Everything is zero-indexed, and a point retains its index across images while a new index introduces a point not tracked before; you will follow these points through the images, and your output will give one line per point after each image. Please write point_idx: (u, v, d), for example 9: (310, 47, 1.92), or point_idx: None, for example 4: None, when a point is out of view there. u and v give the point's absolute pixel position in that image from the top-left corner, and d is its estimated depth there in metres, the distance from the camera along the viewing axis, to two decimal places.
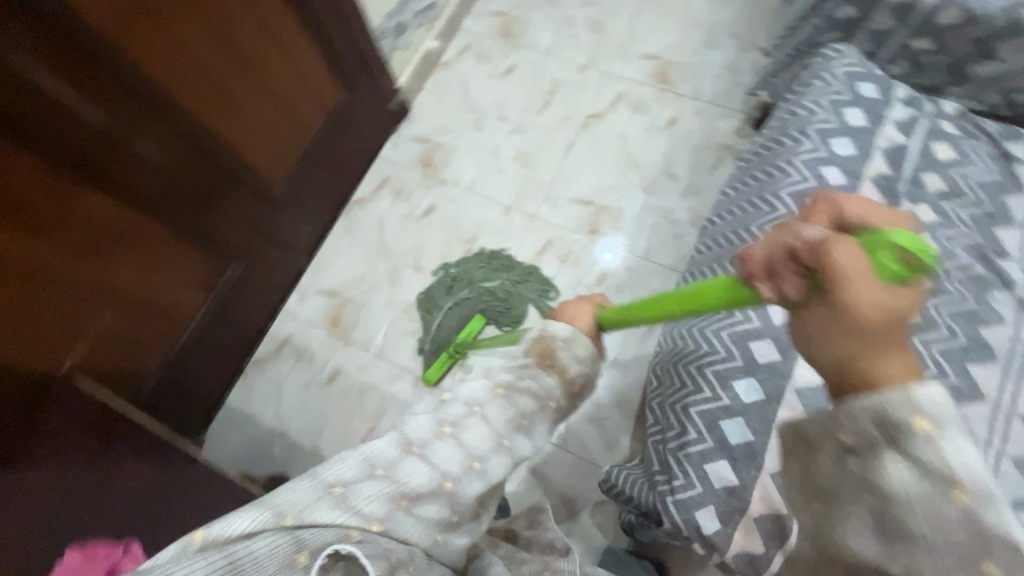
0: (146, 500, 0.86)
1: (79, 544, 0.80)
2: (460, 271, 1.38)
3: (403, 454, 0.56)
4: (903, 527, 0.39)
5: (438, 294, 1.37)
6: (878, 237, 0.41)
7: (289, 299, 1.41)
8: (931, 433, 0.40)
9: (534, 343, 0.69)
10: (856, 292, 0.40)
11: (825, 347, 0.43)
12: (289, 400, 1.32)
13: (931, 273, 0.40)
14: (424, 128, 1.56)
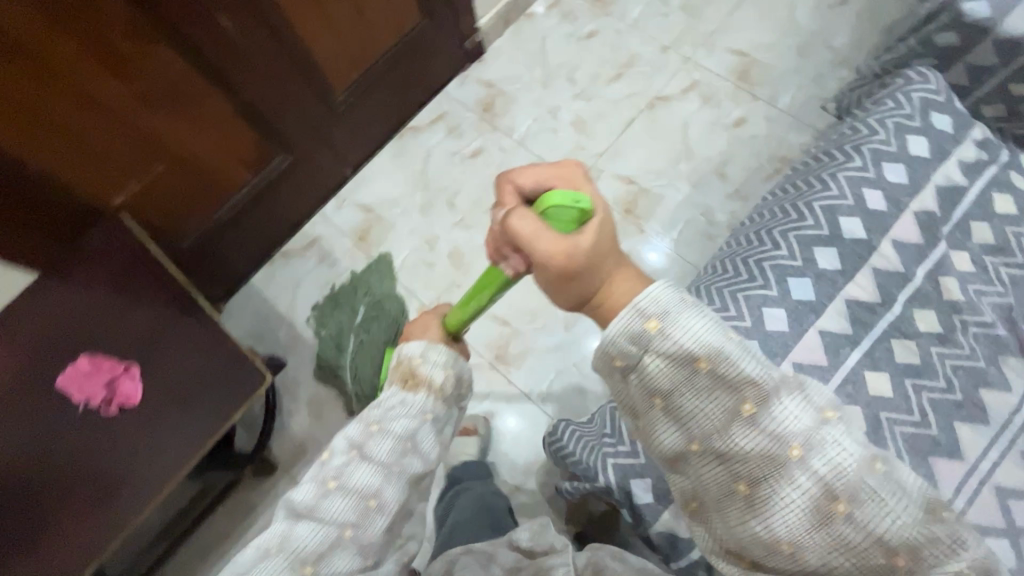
0: (152, 331, 0.96)
1: (92, 353, 0.94)
2: (327, 335, 1.36)
3: (294, 523, 0.54)
4: (688, 415, 0.48)
5: (330, 358, 1.33)
6: (544, 201, 0.48)
7: (328, 204, 1.48)
8: (666, 326, 0.47)
9: (392, 375, 0.62)
10: (541, 248, 0.47)
11: (563, 299, 0.50)
12: (303, 295, 1.41)
13: (591, 215, 0.47)
14: (493, 73, 1.57)
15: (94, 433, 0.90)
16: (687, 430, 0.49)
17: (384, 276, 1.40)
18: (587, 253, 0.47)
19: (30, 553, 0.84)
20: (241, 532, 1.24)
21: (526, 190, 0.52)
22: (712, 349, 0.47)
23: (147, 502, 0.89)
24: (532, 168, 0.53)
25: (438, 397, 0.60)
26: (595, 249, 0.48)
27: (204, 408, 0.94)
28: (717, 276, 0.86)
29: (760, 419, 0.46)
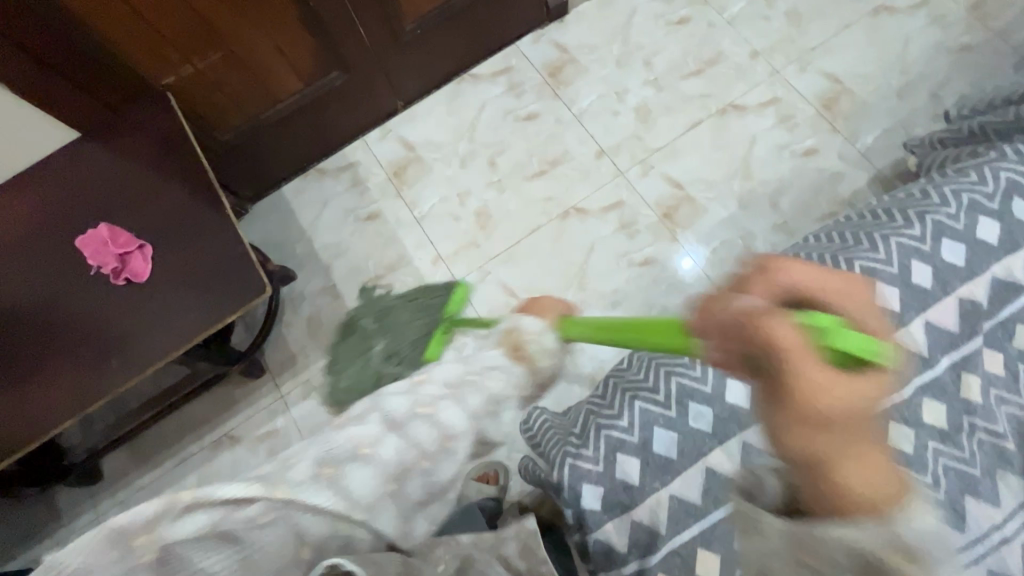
0: (173, 215, 0.98)
1: (114, 225, 0.96)
2: (343, 371, 1.07)
3: (385, 432, 0.55)
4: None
5: (369, 370, 1.03)
6: (827, 325, 0.45)
7: (373, 132, 1.47)
8: (909, 567, 0.43)
9: (506, 332, 0.73)
10: (815, 366, 0.45)
11: (794, 440, 0.48)
12: (327, 216, 1.42)
13: (879, 364, 0.45)
14: (570, 37, 1.50)
15: (99, 300, 0.94)
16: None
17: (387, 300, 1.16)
18: (850, 396, 0.45)
19: (20, 393, 0.90)
20: (218, 423, 1.30)
21: (797, 297, 0.49)
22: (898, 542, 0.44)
23: (127, 377, 0.91)
24: (801, 263, 0.50)
25: (529, 371, 0.70)
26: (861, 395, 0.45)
27: (202, 300, 0.94)
28: None
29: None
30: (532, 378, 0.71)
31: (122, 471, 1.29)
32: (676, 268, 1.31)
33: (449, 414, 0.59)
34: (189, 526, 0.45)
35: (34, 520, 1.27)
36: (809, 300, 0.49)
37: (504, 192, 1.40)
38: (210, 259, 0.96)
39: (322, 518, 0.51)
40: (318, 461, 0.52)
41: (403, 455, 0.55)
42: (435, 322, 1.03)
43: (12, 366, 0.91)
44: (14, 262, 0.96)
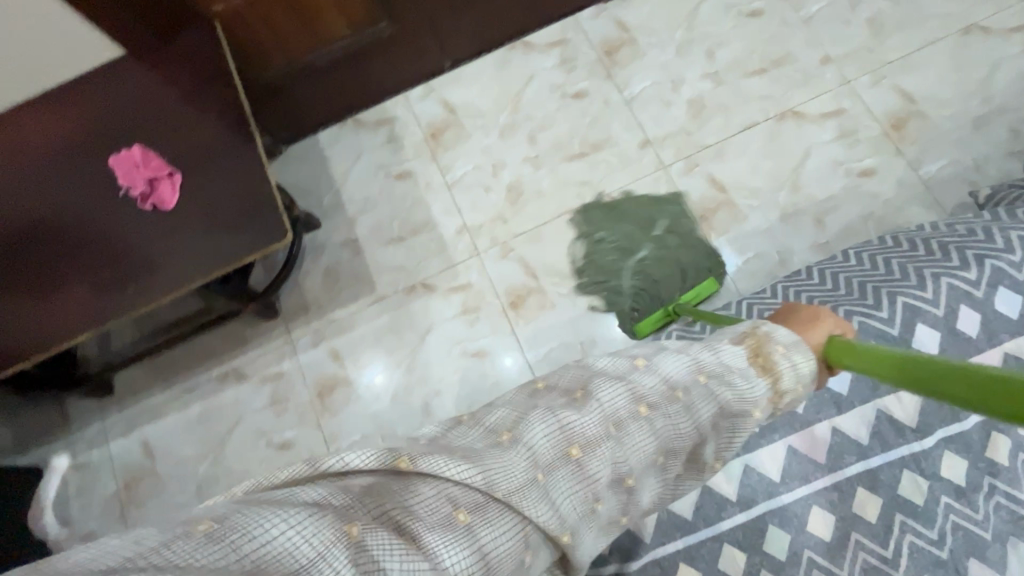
0: (205, 148, 0.97)
1: (148, 149, 0.96)
2: (611, 235, 1.30)
3: (604, 436, 0.49)
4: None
5: (611, 261, 1.29)
6: None
7: (415, 89, 1.44)
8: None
9: (748, 332, 0.60)
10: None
11: None
12: (359, 168, 1.40)
13: None
14: (633, 17, 1.43)
15: (124, 223, 0.94)
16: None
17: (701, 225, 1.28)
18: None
19: (40, 302, 0.92)
20: (228, 358, 1.32)
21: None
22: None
23: (143, 303, 0.92)
24: None
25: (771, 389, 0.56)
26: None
27: (222, 239, 0.93)
28: None
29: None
30: (773, 401, 0.56)
31: (132, 390, 1.33)
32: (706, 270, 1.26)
33: (648, 434, 0.51)
34: (378, 484, 0.42)
35: (46, 424, 1.32)
36: None
37: (541, 169, 1.36)
38: (236, 198, 0.95)
39: (516, 535, 0.44)
40: (526, 458, 0.47)
41: (619, 456, 0.50)
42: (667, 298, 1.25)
43: (35, 276, 0.93)
44: (46, 173, 0.96)
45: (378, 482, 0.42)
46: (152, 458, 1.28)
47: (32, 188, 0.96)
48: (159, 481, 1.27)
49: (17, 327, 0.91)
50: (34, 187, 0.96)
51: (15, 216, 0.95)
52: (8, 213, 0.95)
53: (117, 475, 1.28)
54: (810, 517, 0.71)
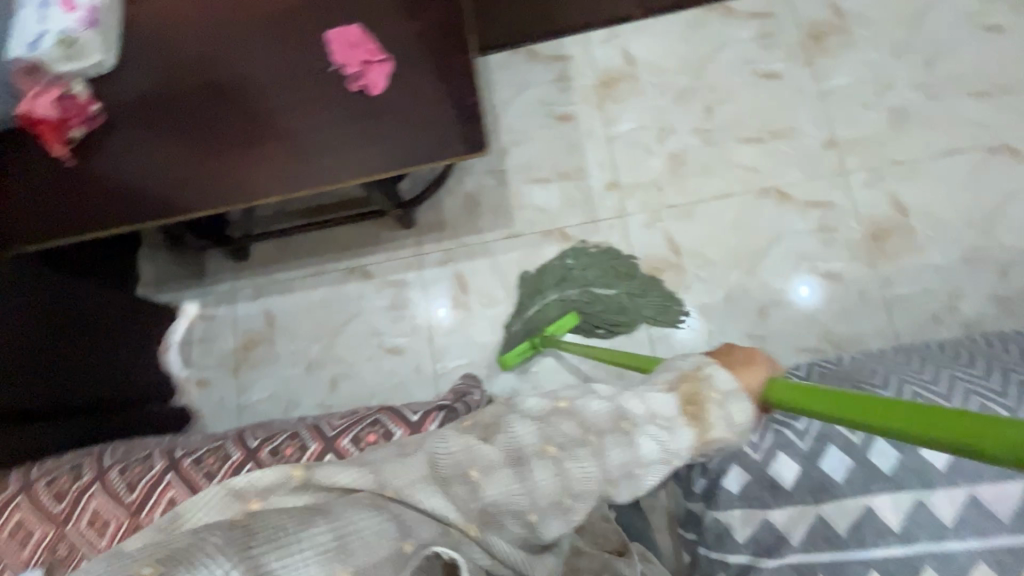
0: (419, 39, 0.93)
1: (366, 31, 0.94)
2: (594, 269, 1.26)
3: (510, 465, 0.54)
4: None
5: (579, 283, 1.25)
6: None
7: (599, 31, 1.38)
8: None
9: (687, 378, 0.62)
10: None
11: None
12: (523, 99, 1.37)
13: None
14: (853, 4, 1.31)
15: (307, 104, 0.94)
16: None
17: (632, 281, 1.24)
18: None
19: (236, 158, 0.95)
20: (357, 254, 1.36)
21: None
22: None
23: (321, 182, 0.92)
24: None
25: (703, 438, 0.59)
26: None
27: (414, 138, 0.90)
28: (964, 368, 0.78)
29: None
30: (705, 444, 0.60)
31: (265, 261, 1.39)
32: (792, 293, 1.19)
33: (548, 473, 0.54)
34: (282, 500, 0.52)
35: (183, 271, 1.41)
36: None
37: (710, 144, 1.29)
38: (436, 99, 0.91)
39: (420, 520, 0.48)
40: (423, 467, 0.53)
41: (534, 486, 0.53)
42: (535, 329, 1.24)
43: (217, 133, 0.96)
44: (255, 34, 0.98)
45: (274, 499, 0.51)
46: (271, 327, 1.36)
47: (237, 47, 0.98)
48: (273, 350, 1.34)
49: (180, 178, 0.96)
50: (255, 45, 0.98)
51: (233, 69, 0.98)
52: (208, 66, 0.99)
53: (237, 334, 1.37)
54: (975, 572, 0.61)
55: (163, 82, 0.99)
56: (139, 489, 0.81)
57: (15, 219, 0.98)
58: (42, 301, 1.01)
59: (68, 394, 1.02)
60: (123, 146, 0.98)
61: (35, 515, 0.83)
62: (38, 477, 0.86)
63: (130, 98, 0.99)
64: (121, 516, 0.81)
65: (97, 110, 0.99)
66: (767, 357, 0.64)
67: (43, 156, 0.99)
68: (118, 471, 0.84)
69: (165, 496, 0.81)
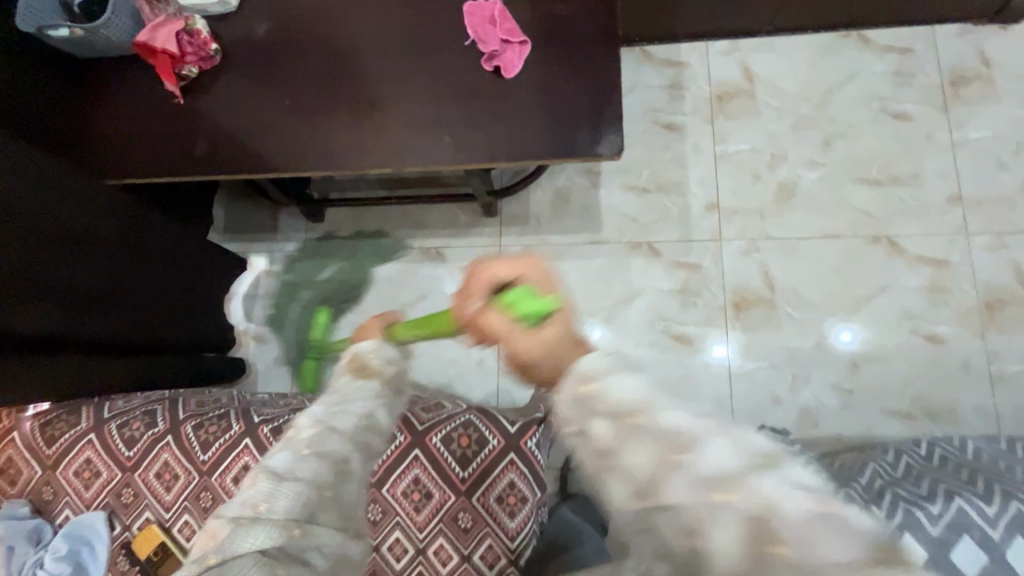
0: (564, 26, 0.87)
1: (508, 8, 0.88)
2: (330, 261, 1.34)
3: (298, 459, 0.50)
4: (630, 477, 0.40)
5: (299, 293, 1.34)
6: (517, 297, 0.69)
7: (721, 42, 1.30)
8: (590, 385, 0.44)
9: (342, 365, 0.62)
10: (509, 341, 0.69)
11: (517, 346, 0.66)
12: (628, 101, 1.30)
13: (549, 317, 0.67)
14: (1001, 53, 1.22)
15: (429, 76, 0.89)
16: (628, 486, 0.40)
17: (355, 268, 1.33)
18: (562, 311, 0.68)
19: (351, 122, 0.91)
20: (433, 235, 1.32)
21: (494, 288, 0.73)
22: (654, 403, 0.42)
23: (435, 160, 0.87)
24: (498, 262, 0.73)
25: (385, 382, 0.60)
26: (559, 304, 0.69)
27: (542, 130, 0.84)
28: None
29: (783, 474, 0.37)
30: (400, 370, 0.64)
31: (338, 226, 1.36)
32: (832, 335, 1.14)
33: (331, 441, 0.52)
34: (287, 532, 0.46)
35: (254, 223, 1.38)
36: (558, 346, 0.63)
37: (825, 179, 1.21)
38: (572, 92, 0.85)
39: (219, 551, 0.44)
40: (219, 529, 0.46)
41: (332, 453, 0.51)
42: (302, 343, 1.30)
43: (332, 93, 0.92)
44: None
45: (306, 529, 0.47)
46: (336, 295, 1.32)
47: (367, 7, 0.94)
48: (335, 318, 1.31)
49: (284, 133, 0.92)
50: (387, 8, 0.93)
51: (362, 29, 0.93)
52: (332, 21, 0.94)
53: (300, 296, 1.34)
54: None
55: (283, 30, 0.96)
56: (213, 450, 0.80)
57: (111, 146, 0.95)
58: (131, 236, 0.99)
59: (142, 331, 1.01)
60: (232, 90, 0.94)
61: (105, 455, 0.82)
62: (112, 417, 0.84)
63: (247, 42, 0.96)
64: (190, 472, 0.79)
65: (216, 50, 0.94)
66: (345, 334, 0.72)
67: (153, 90, 0.96)
68: (193, 427, 0.81)
69: (240, 460, 0.79)
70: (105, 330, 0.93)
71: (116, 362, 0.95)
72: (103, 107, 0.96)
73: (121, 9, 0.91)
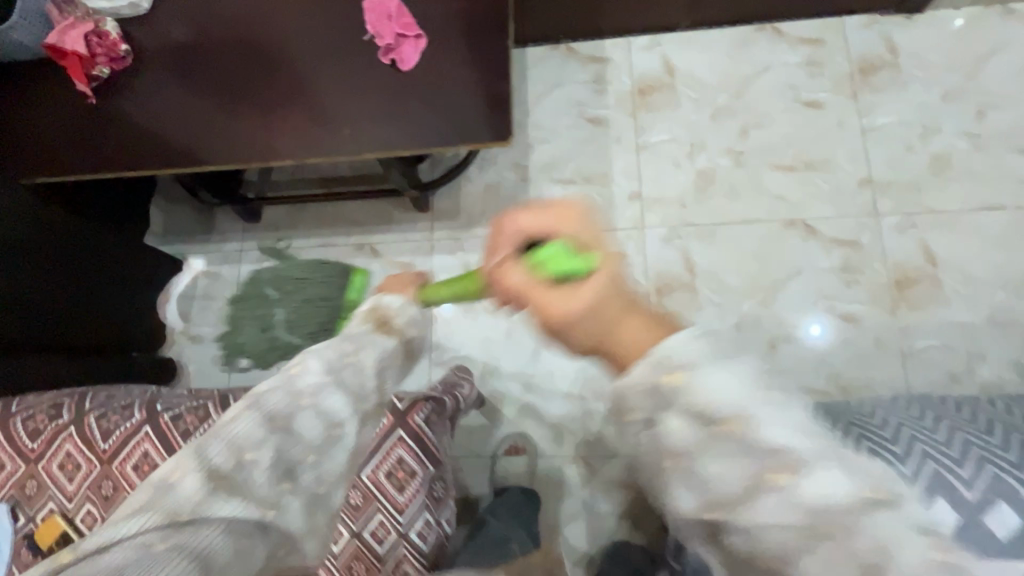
0: (456, 18, 0.90)
1: (403, 4, 0.91)
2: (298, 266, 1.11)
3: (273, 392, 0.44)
4: (708, 476, 0.39)
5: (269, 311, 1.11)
6: (546, 253, 0.48)
7: (641, 38, 1.35)
8: (678, 377, 0.40)
9: (360, 313, 0.53)
10: (540, 305, 0.48)
11: (573, 336, 0.47)
12: (555, 96, 1.34)
13: (592, 274, 0.47)
14: (906, 42, 1.26)
15: (332, 72, 0.92)
16: (700, 497, 0.39)
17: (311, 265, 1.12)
18: (604, 291, 0.46)
19: (258, 116, 0.93)
20: (368, 232, 1.34)
21: (526, 238, 0.51)
22: (754, 412, 0.38)
23: (338, 152, 0.89)
24: (528, 209, 0.52)
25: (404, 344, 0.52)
26: (593, 309, 0.45)
27: (437, 121, 0.87)
28: (975, 423, 0.72)
29: (899, 510, 0.35)
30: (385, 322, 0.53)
31: (274, 226, 1.37)
32: (800, 331, 1.15)
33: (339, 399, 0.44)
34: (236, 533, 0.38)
35: (192, 226, 1.40)
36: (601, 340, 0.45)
37: (740, 166, 1.25)
38: (464, 80, 0.88)
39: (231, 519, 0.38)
40: None
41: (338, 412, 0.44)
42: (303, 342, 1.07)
43: (243, 89, 0.94)
44: None
45: (254, 529, 0.39)
46: None
47: (276, 5, 0.96)
48: None
49: (196, 131, 0.94)
50: (293, 7, 0.96)
51: (269, 27, 0.96)
52: (244, 21, 0.97)
53: None
54: None
55: (197, 30, 0.98)
56: (114, 438, 0.81)
57: (24, 147, 0.97)
58: (59, 236, 1.03)
59: (60, 330, 1.04)
60: (147, 90, 0.97)
61: (9, 448, 0.83)
62: (18, 412, 0.85)
63: (160, 42, 0.98)
64: (92, 461, 0.80)
65: (126, 51, 0.97)
66: (415, 275, 0.64)
67: (65, 90, 0.98)
68: (95, 418, 0.83)
69: (141, 448, 0.80)
70: (17, 329, 0.96)
71: (33, 360, 0.98)
72: (18, 109, 0.98)
73: (29, 13, 0.94)
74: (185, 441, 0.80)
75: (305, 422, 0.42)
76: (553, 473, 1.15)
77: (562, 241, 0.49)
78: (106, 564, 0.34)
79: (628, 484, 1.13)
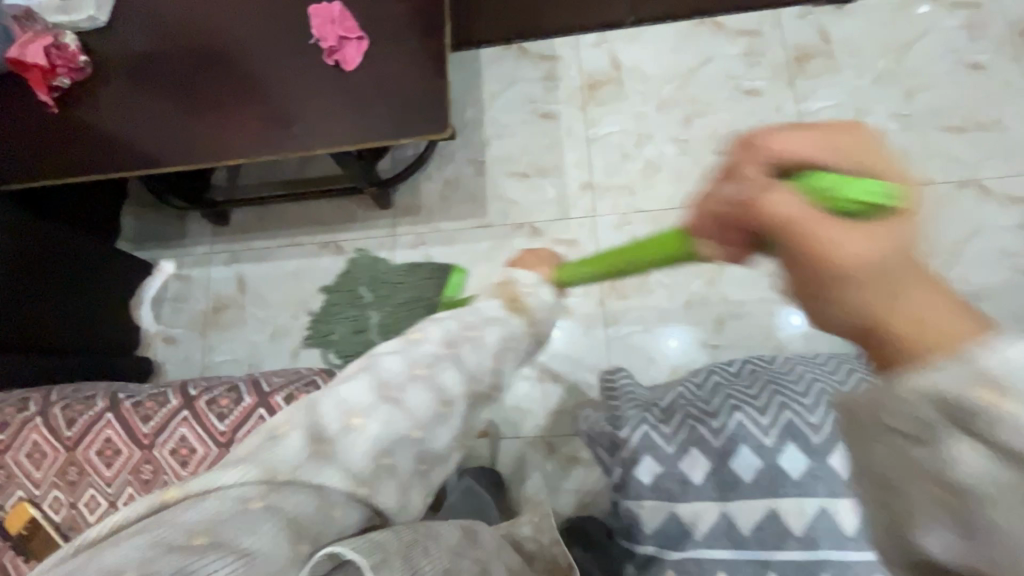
0: (398, 21, 0.96)
1: (346, 9, 0.97)
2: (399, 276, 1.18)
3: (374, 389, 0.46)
4: (993, 532, 0.27)
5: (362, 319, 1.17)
6: (819, 179, 0.47)
7: (590, 35, 1.41)
8: (1001, 399, 0.27)
9: (493, 290, 0.57)
10: (815, 241, 0.46)
11: (862, 299, 0.44)
12: (509, 93, 1.39)
13: (894, 210, 0.45)
14: (840, 30, 1.33)
15: (281, 76, 0.97)
16: (958, 549, 0.29)
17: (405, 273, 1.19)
18: (895, 228, 0.44)
19: (213, 118, 0.98)
20: (333, 230, 1.39)
21: (777, 166, 0.50)
22: None
23: (289, 151, 0.95)
24: (781, 133, 0.51)
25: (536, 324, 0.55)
26: (889, 256, 0.43)
27: (382, 117, 0.93)
28: None
29: None
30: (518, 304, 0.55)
31: (242, 227, 1.42)
32: (784, 322, 1.19)
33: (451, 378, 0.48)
34: (327, 500, 0.41)
35: (162, 230, 1.44)
36: (895, 271, 0.43)
37: (686, 154, 1.31)
38: (406, 78, 0.94)
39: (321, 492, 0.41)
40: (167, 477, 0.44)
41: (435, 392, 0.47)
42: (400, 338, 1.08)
43: (198, 94, 0.99)
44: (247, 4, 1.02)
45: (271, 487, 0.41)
46: (241, 293, 1.38)
47: (229, 14, 1.02)
48: (240, 315, 1.37)
49: (154, 135, 0.99)
50: (244, 15, 1.01)
51: (222, 35, 1.01)
52: (199, 30, 1.02)
53: (208, 296, 1.39)
54: None
55: (154, 41, 1.03)
56: (78, 426, 0.83)
57: None
58: (35, 245, 1.06)
59: (41, 331, 1.08)
60: (107, 98, 1.01)
61: None
62: None
63: (118, 53, 1.03)
64: (58, 449, 0.83)
65: (85, 62, 1.02)
66: (545, 253, 0.73)
67: (30, 101, 1.02)
68: (60, 408, 0.85)
69: (104, 434, 0.82)
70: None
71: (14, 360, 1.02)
72: None
73: None
74: (146, 425, 0.82)
75: (415, 394, 0.46)
76: (515, 453, 1.20)
77: (830, 174, 0.47)
78: (209, 508, 0.38)
79: (586, 461, 1.18)
